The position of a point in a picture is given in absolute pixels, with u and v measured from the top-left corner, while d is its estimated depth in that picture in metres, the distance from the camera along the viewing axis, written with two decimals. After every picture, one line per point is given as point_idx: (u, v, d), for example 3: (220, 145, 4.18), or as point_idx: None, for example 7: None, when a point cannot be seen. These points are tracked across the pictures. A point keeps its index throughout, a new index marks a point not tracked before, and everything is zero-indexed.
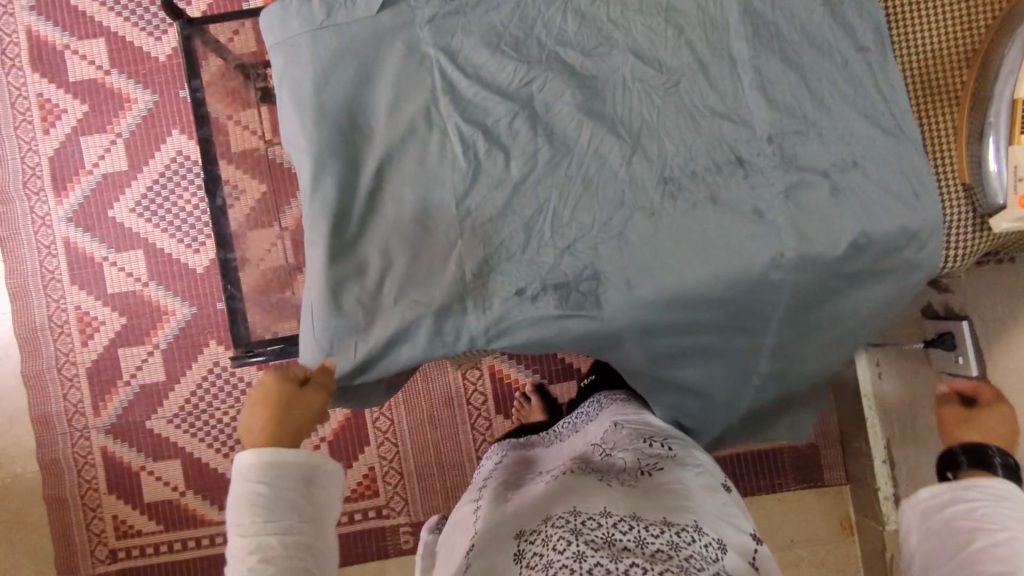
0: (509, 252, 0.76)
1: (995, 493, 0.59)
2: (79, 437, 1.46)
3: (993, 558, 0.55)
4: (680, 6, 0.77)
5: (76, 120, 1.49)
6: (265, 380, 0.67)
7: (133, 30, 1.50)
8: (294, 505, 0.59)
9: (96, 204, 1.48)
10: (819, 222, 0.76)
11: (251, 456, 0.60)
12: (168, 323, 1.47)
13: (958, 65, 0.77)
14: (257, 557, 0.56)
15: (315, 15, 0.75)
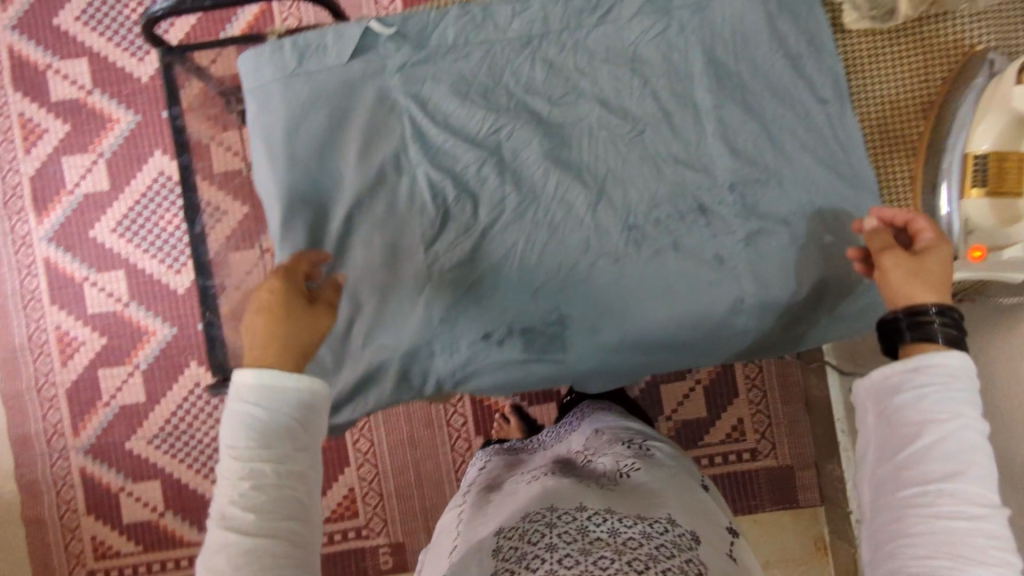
0: (477, 297, 0.77)
1: (949, 373, 0.51)
2: (59, 457, 1.46)
3: (939, 455, 0.49)
4: (646, 56, 0.78)
5: (58, 140, 1.50)
6: (269, 288, 0.60)
7: (115, 50, 1.50)
8: (288, 431, 0.53)
9: (77, 224, 1.49)
10: (779, 269, 0.78)
11: (246, 373, 0.54)
12: (148, 343, 1.47)
13: (915, 115, 0.78)
14: (247, 481, 0.50)
15: (287, 63, 0.76)
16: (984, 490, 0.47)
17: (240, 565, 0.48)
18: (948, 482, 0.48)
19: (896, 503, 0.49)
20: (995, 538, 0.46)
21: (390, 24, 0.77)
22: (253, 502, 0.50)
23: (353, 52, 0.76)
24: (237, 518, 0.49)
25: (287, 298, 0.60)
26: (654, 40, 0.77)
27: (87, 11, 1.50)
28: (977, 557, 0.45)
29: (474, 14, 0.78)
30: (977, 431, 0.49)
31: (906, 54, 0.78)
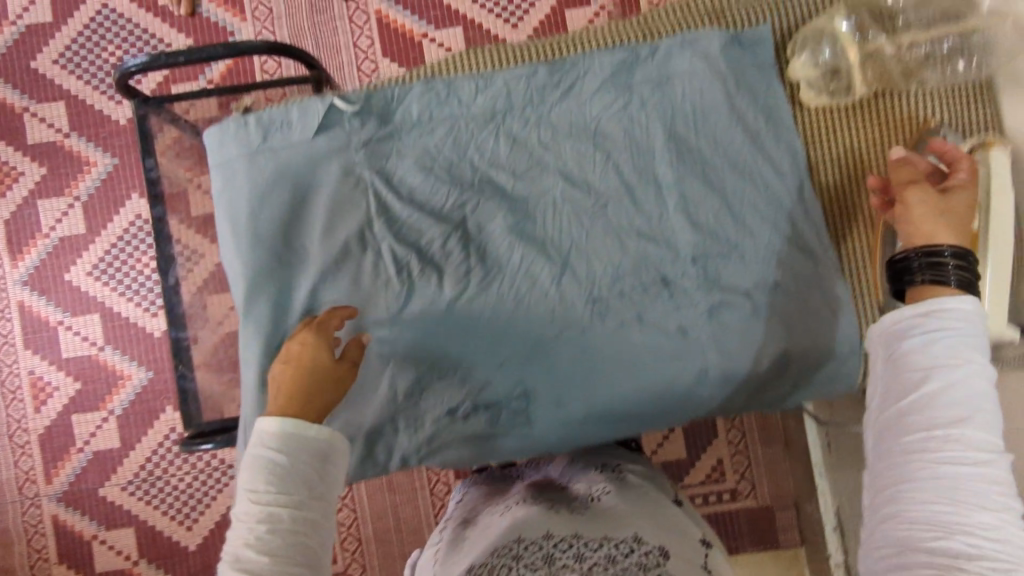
0: (441, 372, 0.77)
1: (956, 325, 0.56)
2: (31, 505, 1.44)
3: (944, 402, 0.54)
4: (609, 130, 0.79)
5: (34, 183, 1.49)
6: (302, 342, 0.68)
7: (92, 93, 1.50)
8: (305, 479, 0.59)
9: (52, 268, 1.47)
10: (742, 341, 0.79)
11: (272, 420, 0.61)
12: (123, 388, 1.46)
13: (874, 188, 0.79)
14: (264, 526, 0.56)
15: (252, 140, 0.76)
16: (986, 435, 0.53)
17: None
18: (953, 428, 0.53)
19: (899, 448, 0.54)
20: (997, 482, 0.51)
21: (353, 99, 0.77)
22: (268, 546, 0.56)
23: (318, 127, 0.77)
24: (250, 560, 0.55)
25: (318, 353, 0.67)
26: (617, 114, 0.78)
27: (65, 54, 1.50)
28: (976, 501, 0.51)
29: (437, 90, 0.78)
30: (981, 380, 0.55)
31: (862, 128, 0.78)
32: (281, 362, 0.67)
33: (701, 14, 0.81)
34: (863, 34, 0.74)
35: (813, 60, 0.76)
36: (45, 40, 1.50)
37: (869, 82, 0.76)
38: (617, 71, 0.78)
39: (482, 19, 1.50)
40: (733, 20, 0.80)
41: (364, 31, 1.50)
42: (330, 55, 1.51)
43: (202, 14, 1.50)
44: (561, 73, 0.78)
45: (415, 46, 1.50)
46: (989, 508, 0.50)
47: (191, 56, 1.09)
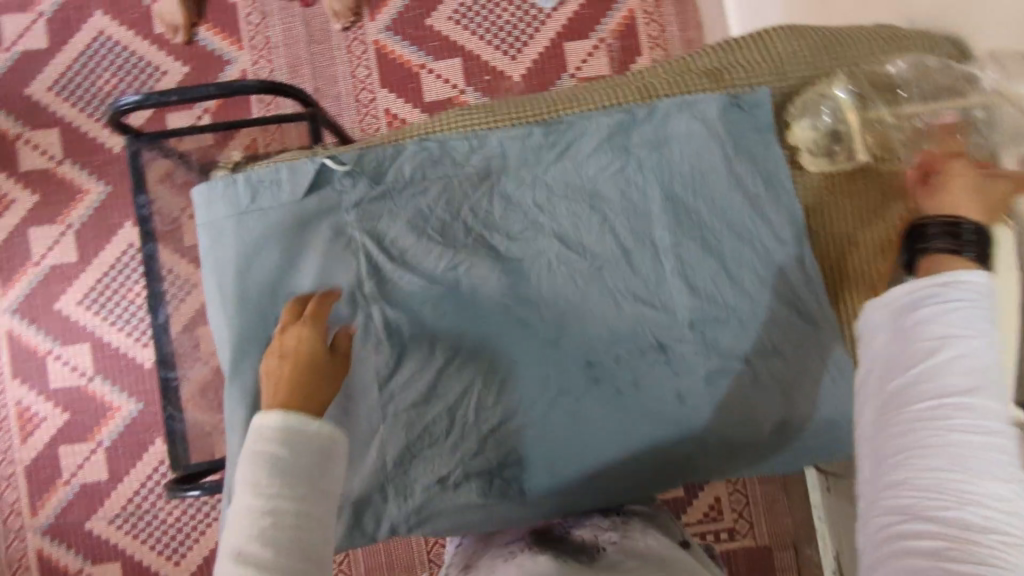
0: (432, 437, 0.75)
1: (972, 291, 0.50)
2: (16, 538, 1.41)
3: (956, 373, 0.47)
4: (605, 192, 0.77)
5: (26, 211, 1.47)
6: (298, 338, 0.66)
7: (86, 120, 1.48)
8: (308, 475, 0.57)
9: (42, 297, 1.45)
10: (738, 407, 0.77)
11: (272, 415, 0.59)
12: (112, 419, 1.43)
13: (875, 255, 0.77)
14: (268, 518, 0.53)
15: (240, 200, 0.75)
16: (999, 406, 0.47)
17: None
18: (965, 397, 0.46)
19: (904, 417, 0.47)
20: (1007, 455, 0.45)
21: (343, 160, 0.75)
22: (271, 539, 0.52)
23: (308, 187, 0.75)
24: (253, 555, 0.51)
25: (312, 345, 0.66)
26: (614, 176, 0.77)
27: (60, 80, 1.48)
28: (992, 472, 0.44)
29: (432, 150, 0.76)
30: (992, 350, 0.48)
31: (861, 194, 0.77)
32: (275, 356, 0.65)
33: (701, 75, 0.79)
34: (864, 103, 0.73)
35: (812, 126, 0.74)
36: (41, 66, 1.48)
37: (871, 148, 0.73)
38: (614, 132, 0.77)
39: (482, 50, 1.47)
40: (732, 82, 0.78)
41: (362, 61, 1.48)
42: (327, 84, 1.48)
43: (200, 42, 1.48)
44: (557, 134, 0.77)
45: (413, 76, 1.47)
46: (1004, 480, 0.44)
47: (185, 95, 1.09)
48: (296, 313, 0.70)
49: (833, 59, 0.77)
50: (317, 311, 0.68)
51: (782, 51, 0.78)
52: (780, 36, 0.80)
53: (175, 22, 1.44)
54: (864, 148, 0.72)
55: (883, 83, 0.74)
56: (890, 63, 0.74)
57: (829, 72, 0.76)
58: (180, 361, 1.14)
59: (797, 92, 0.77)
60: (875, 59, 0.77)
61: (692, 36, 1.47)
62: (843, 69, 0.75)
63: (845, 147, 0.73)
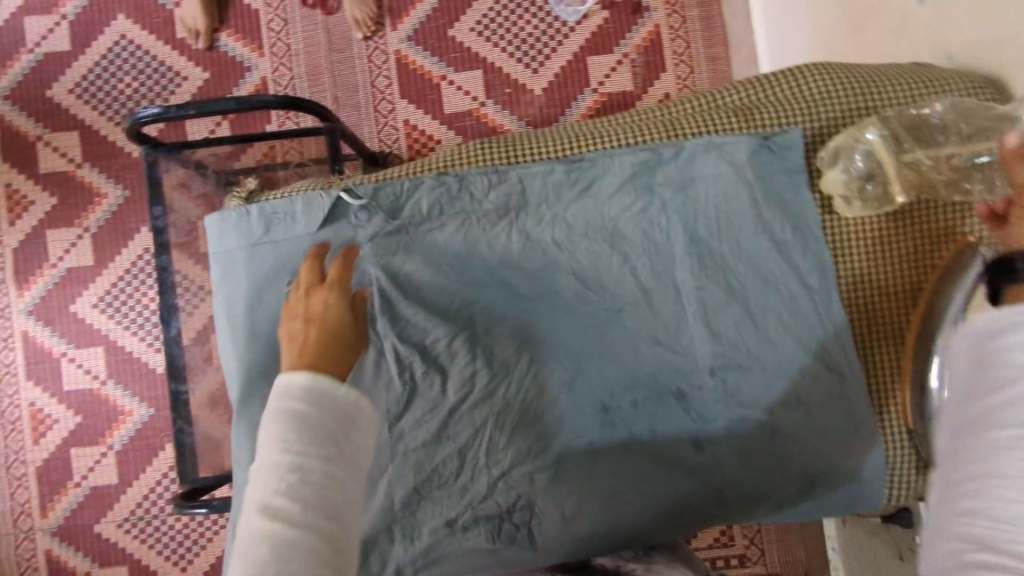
0: (442, 478, 0.74)
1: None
2: (25, 538, 1.42)
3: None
4: (626, 232, 0.75)
5: (44, 213, 1.46)
6: (325, 301, 0.67)
7: (106, 124, 1.46)
8: (334, 435, 0.57)
9: (57, 299, 1.45)
10: (758, 459, 0.74)
11: (299, 374, 0.60)
12: (123, 424, 1.43)
13: (904, 304, 0.75)
14: (295, 474, 0.53)
15: (253, 231, 0.75)
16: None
17: (283, 555, 0.49)
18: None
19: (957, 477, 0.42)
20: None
21: (361, 194, 0.74)
22: (299, 494, 0.52)
23: (323, 220, 0.74)
24: (281, 509, 0.51)
25: (338, 310, 0.67)
26: (636, 216, 0.75)
27: (81, 83, 1.47)
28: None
29: (449, 185, 0.75)
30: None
31: (892, 242, 0.74)
32: (301, 319, 0.66)
33: (730, 113, 0.76)
34: (899, 143, 0.67)
35: (845, 170, 0.70)
36: (62, 68, 1.47)
37: (908, 191, 0.68)
38: (638, 171, 0.74)
39: (504, 63, 1.44)
40: (761, 122, 0.75)
41: (382, 71, 1.46)
42: (347, 93, 1.46)
43: (221, 47, 1.46)
44: (578, 171, 0.74)
45: (432, 88, 1.44)
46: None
47: (203, 109, 1.06)
48: (316, 273, 0.70)
49: (866, 100, 0.74)
50: (341, 275, 0.69)
51: (814, 91, 0.75)
52: (812, 73, 0.76)
53: (196, 27, 1.42)
54: (901, 191, 0.68)
55: (921, 124, 0.68)
56: (927, 102, 0.69)
57: (861, 114, 0.74)
58: (190, 373, 1.13)
59: (825, 134, 0.75)
60: (910, 101, 0.72)
61: (718, 54, 1.43)
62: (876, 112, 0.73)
63: (881, 191, 0.69)
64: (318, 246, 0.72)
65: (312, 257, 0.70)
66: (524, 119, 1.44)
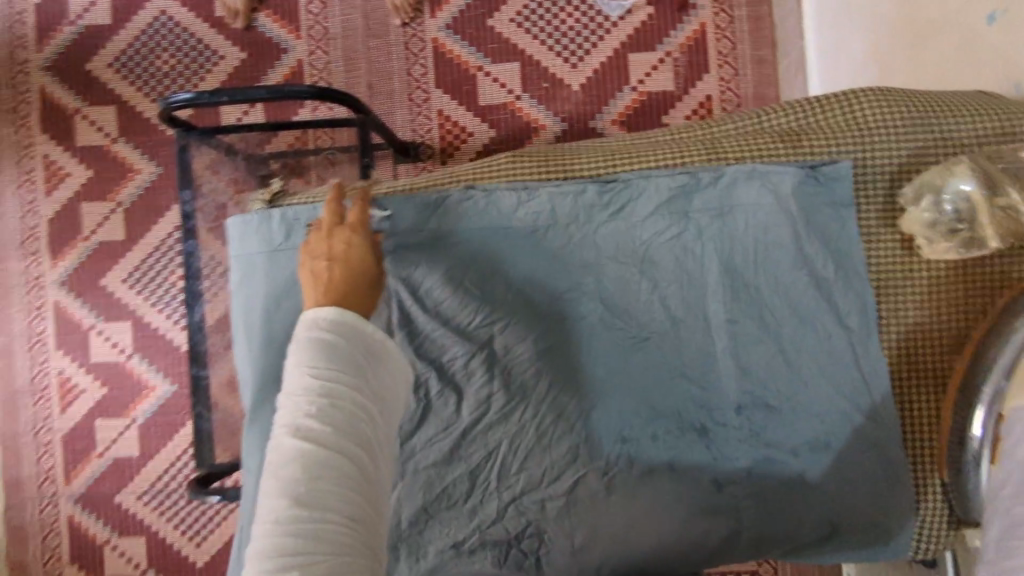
0: (451, 499, 0.72)
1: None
2: (49, 503, 1.44)
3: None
4: (658, 259, 0.72)
5: (80, 185, 1.46)
6: (348, 242, 0.67)
7: (143, 100, 1.46)
8: (361, 366, 0.60)
9: (90, 272, 1.45)
10: (779, 503, 0.71)
11: (326, 309, 0.61)
12: (147, 397, 1.44)
13: (948, 351, 0.70)
14: (325, 401, 0.56)
15: (274, 237, 0.74)
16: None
17: (315, 476, 0.53)
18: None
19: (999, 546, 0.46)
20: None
21: (386, 204, 0.73)
22: (330, 421, 0.55)
23: None
24: (312, 433, 0.55)
25: (361, 251, 0.67)
26: (669, 242, 0.71)
27: (122, 58, 1.47)
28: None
29: (476, 200, 0.73)
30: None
31: (939, 285, 0.69)
32: (323, 257, 0.66)
33: (775, 138, 0.72)
34: (991, 184, 0.63)
35: (926, 209, 0.66)
36: (104, 41, 1.47)
37: (1005, 238, 0.63)
38: (674, 196, 0.71)
39: (543, 56, 1.39)
40: (808, 149, 0.71)
41: (418, 59, 1.42)
42: (381, 80, 1.42)
43: (259, 28, 1.44)
44: (613, 193, 0.71)
45: (468, 78, 1.40)
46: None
47: (235, 97, 1.04)
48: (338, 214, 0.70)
49: (925, 132, 0.69)
50: (362, 215, 0.69)
51: (868, 117, 0.70)
52: (864, 99, 0.71)
53: (236, 6, 1.40)
54: (995, 236, 0.63)
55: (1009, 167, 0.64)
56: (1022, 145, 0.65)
57: (930, 152, 0.69)
58: (211, 359, 1.11)
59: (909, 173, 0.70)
60: (987, 143, 0.68)
61: (765, 56, 1.37)
62: (964, 152, 0.68)
63: (965, 235, 0.64)
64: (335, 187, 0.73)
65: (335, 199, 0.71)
66: (559, 115, 1.38)
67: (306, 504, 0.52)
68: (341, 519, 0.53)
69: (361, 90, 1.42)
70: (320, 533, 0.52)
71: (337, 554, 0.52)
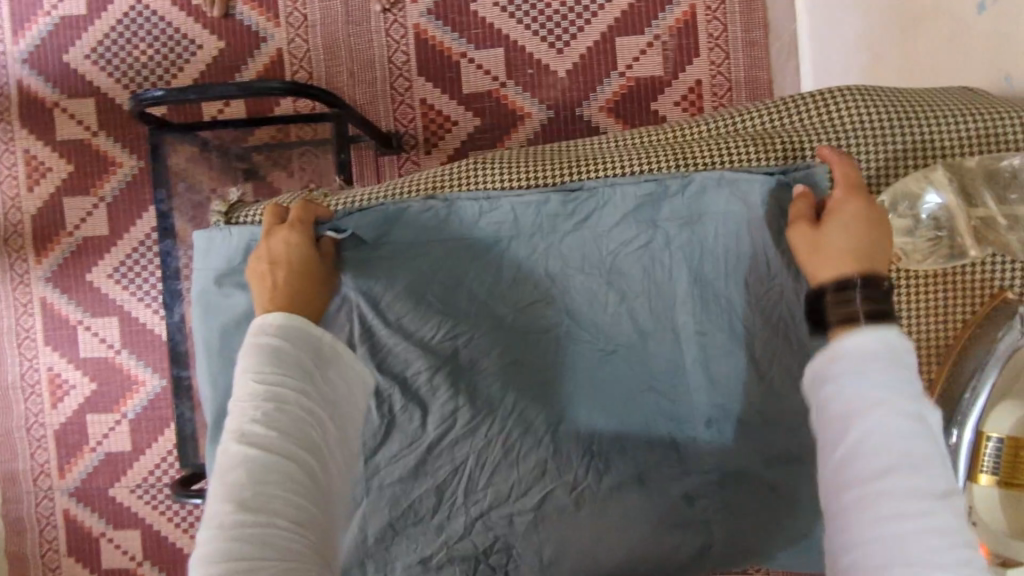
0: (417, 515, 0.72)
1: (866, 357, 0.52)
2: (44, 497, 1.40)
3: (876, 453, 0.49)
4: (626, 268, 0.69)
5: (62, 180, 1.38)
6: (287, 242, 0.66)
7: (122, 92, 1.36)
8: (308, 368, 0.58)
9: (75, 267, 1.38)
10: (752, 518, 0.70)
11: (273, 314, 0.60)
12: (136, 393, 1.38)
13: (927, 360, 0.68)
14: (272, 404, 0.54)
15: (235, 254, 0.74)
16: (923, 484, 0.48)
17: (261, 480, 0.51)
18: (889, 487, 0.48)
19: (846, 519, 0.48)
20: (946, 538, 0.46)
21: (344, 227, 0.71)
22: (276, 423, 0.53)
23: None
24: (257, 437, 0.52)
25: (302, 249, 0.66)
26: (636, 251, 0.69)
27: (97, 49, 1.35)
28: (926, 563, 0.45)
29: (437, 210, 0.71)
30: (912, 414, 0.50)
31: (922, 293, 0.66)
32: (264, 261, 0.65)
33: (746, 140, 0.69)
34: (969, 194, 0.61)
35: (904, 215, 0.63)
36: (78, 32, 1.35)
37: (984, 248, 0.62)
38: (640, 204, 0.69)
39: (527, 41, 1.30)
40: (780, 154, 0.68)
41: (400, 46, 1.32)
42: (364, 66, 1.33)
43: (237, 17, 1.33)
44: (577, 202, 0.69)
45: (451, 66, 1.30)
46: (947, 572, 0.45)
47: (205, 94, 0.96)
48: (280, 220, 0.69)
49: (902, 132, 0.66)
50: (303, 215, 0.69)
51: (847, 120, 0.67)
52: (843, 99, 0.68)
53: None
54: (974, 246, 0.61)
55: (992, 174, 0.62)
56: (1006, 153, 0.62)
57: (910, 152, 0.65)
58: (193, 358, 1.09)
59: (889, 176, 0.66)
60: (974, 147, 0.64)
61: (756, 39, 1.26)
62: (944, 157, 0.64)
63: (945, 243, 0.62)
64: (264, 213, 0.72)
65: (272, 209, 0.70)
66: (545, 103, 1.29)
67: (252, 510, 0.50)
68: (288, 523, 0.51)
69: (342, 80, 1.33)
70: (266, 538, 0.49)
71: (282, 559, 0.49)
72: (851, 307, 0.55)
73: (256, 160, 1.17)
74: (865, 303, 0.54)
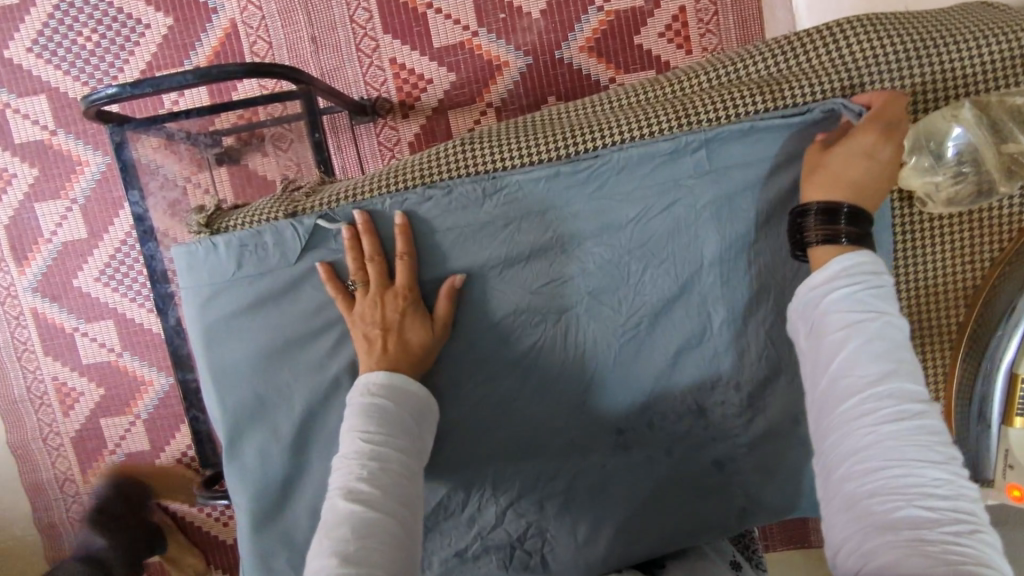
0: (448, 509, 0.71)
1: (857, 272, 0.52)
2: (72, 503, 1.39)
3: (874, 357, 0.49)
4: (643, 237, 0.67)
5: (29, 185, 1.30)
6: (401, 310, 0.66)
7: (74, 85, 1.27)
8: (407, 424, 0.60)
9: (59, 274, 1.32)
10: (785, 469, 0.71)
11: (377, 373, 0.63)
12: (146, 393, 1.36)
13: (955, 305, 0.66)
14: (376, 462, 0.55)
15: (224, 265, 0.70)
16: (914, 386, 0.48)
17: (364, 534, 0.51)
18: (884, 384, 0.48)
19: (842, 423, 0.48)
20: (936, 433, 0.46)
21: (337, 218, 0.69)
22: (380, 481, 0.54)
23: (301, 251, 0.69)
24: (364, 493, 0.53)
25: (415, 323, 0.66)
26: (651, 219, 0.66)
27: (39, 40, 1.25)
28: (918, 454, 0.45)
29: (438, 197, 0.68)
30: (900, 327, 0.51)
31: (949, 236, 0.64)
32: (377, 327, 0.65)
33: (752, 88, 0.64)
34: (996, 126, 0.58)
35: (927, 155, 0.60)
36: (15, 23, 1.25)
37: (1011, 176, 0.59)
38: (657, 167, 0.65)
39: None
40: (789, 99, 0.63)
41: (361, 3, 1.22)
42: (324, 29, 1.23)
43: None
44: (589, 171, 0.65)
45: (418, 19, 1.21)
46: (936, 462, 0.45)
47: (160, 88, 0.79)
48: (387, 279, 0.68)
49: (924, 60, 0.60)
50: (410, 283, 0.67)
51: (857, 53, 0.62)
52: (852, 31, 0.62)
53: None
54: (1000, 176, 0.59)
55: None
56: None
57: (931, 84, 0.61)
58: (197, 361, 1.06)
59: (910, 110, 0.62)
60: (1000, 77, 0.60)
61: None
62: (966, 88, 0.60)
63: (971, 179, 0.59)
64: (327, 265, 0.69)
65: (374, 255, 0.67)
66: (522, 49, 1.20)
67: (354, 563, 0.49)
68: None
69: (305, 47, 1.24)
70: None
71: None
72: (834, 227, 0.56)
73: (229, 144, 1.07)
74: (847, 224, 0.55)
